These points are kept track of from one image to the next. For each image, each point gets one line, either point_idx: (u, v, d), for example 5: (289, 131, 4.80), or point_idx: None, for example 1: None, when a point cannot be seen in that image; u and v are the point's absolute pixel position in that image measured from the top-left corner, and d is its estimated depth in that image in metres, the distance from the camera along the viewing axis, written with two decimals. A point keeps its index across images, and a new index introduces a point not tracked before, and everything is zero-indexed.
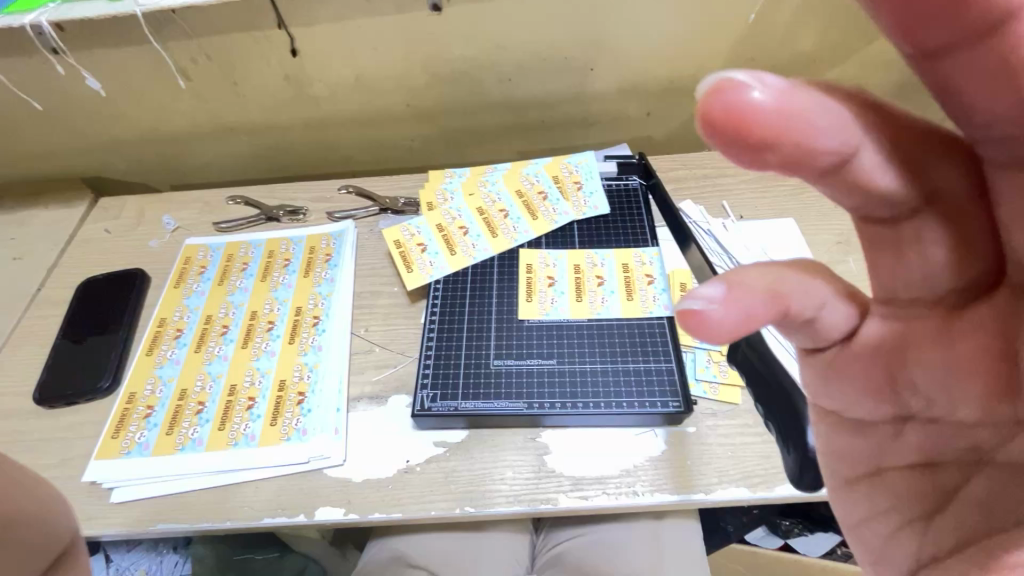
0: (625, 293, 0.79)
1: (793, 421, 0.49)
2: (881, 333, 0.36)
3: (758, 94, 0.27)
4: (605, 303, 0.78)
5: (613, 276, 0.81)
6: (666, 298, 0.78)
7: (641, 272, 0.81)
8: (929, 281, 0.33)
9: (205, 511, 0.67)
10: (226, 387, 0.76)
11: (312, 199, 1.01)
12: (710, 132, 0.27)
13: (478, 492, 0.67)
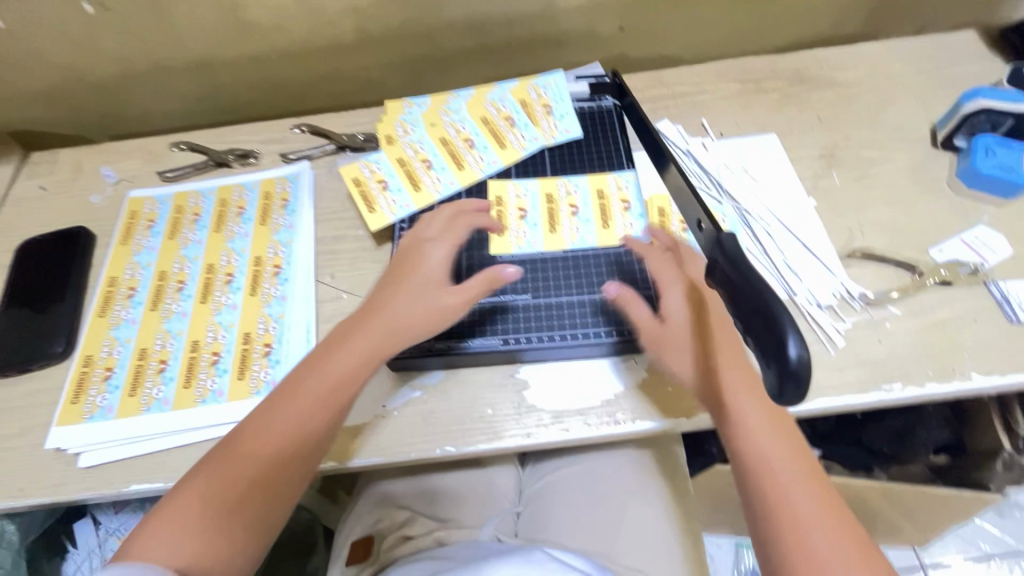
0: (601, 222, 0.75)
1: (768, 333, 0.45)
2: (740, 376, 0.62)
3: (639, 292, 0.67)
4: (580, 233, 0.75)
5: (588, 204, 0.77)
6: (644, 223, 0.75)
7: (617, 198, 0.77)
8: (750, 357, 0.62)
9: (179, 468, 0.65)
10: (188, 344, 0.73)
11: (263, 140, 0.93)
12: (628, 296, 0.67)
13: (457, 431, 0.66)
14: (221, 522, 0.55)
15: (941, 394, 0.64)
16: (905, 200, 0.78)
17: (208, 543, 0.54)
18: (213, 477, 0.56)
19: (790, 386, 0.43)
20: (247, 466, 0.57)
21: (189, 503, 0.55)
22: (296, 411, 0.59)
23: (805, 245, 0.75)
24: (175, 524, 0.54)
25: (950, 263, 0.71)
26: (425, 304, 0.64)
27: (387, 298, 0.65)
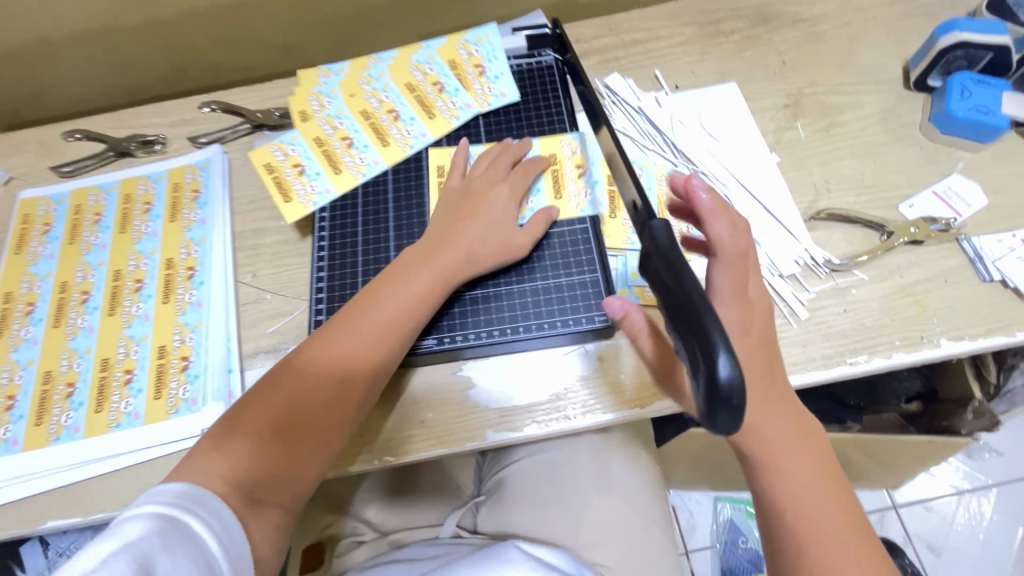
0: (553, 192, 0.68)
1: (701, 340, 0.33)
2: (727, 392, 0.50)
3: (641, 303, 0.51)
4: (529, 206, 0.68)
5: (539, 172, 0.70)
6: (598, 193, 0.69)
7: (570, 164, 0.70)
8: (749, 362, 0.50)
9: (97, 501, 0.60)
10: (97, 363, 0.66)
11: (169, 122, 0.83)
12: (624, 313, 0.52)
13: (394, 439, 0.61)
14: (276, 448, 0.54)
15: (908, 364, 0.60)
16: (874, 151, 0.72)
17: (271, 468, 0.54)
18: (272, 406, 0.55)
19: (726, 415, 0.33)
20: (303, 386, 0.56)
21: (252, 424, 0.55)
22: (343, 340, 0.57)
23: (767, 208, 0.69)
24: (232, 446, 0.54)
25: (920, 220, 0.66)
26: (498, 237, 0.63)
27: (456, 226, 0.63)
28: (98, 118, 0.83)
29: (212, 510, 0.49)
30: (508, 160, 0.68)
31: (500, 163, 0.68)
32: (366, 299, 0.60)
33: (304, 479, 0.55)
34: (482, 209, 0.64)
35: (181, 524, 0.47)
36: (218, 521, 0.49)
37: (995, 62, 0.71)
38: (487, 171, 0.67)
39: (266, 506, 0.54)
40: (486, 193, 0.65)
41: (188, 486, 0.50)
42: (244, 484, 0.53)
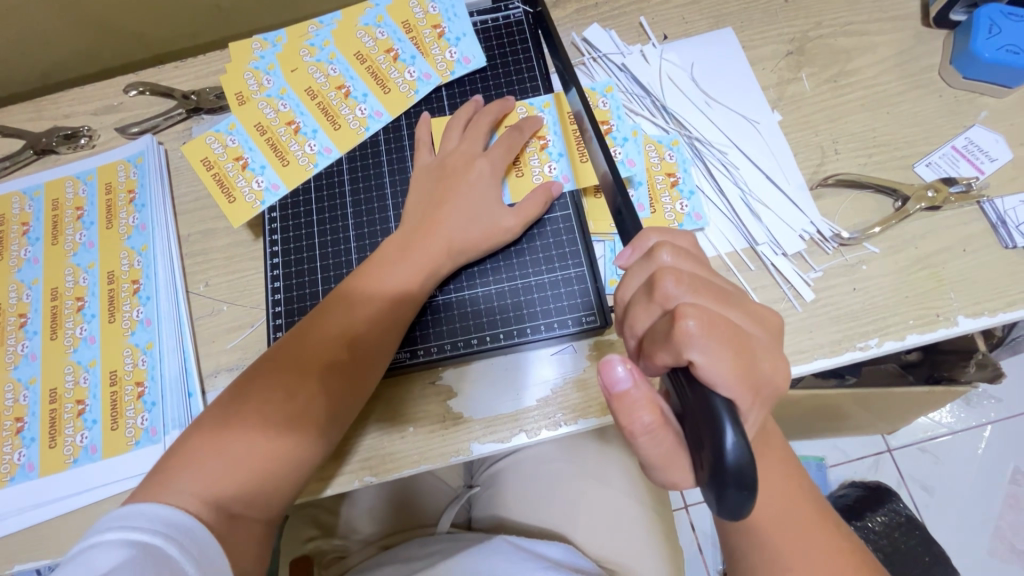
0: (577, 154, 0.61)
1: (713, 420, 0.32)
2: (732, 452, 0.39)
3: (635, 377, 0.37)
4: (556, 171, 0.61)
5: (559, 133, 0.62)
6: (630, 151, 0.62)
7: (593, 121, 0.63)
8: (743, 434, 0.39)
9: (62, 543, 0.56)
10: (45, 393, 0.60)
11: (92, 110, 0.73)
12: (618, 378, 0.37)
13: (371, 460, 0.56)
14: (262, 453, 0.48)
15: (922, 345, 0.56)
16: (888, 103, 0.64)
17: (255, 477, 0.48)
18: (256, 408, 0.49)
19: (734, 488, 0.31)
20: (291, 378, 0.51)
21: (239, 429, 0.49)
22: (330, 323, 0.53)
23: (768, 177, 0.62)
24: (213, 453, 0.47)
25: (939, 182, 0.59)
26: (480, 224, 0.57)
27: (435, 214, 0.57)
28: (9, 110, 0.73)
29: (188, 535, 0.43)
30: (488, 127, 0.61)
31: (476, 131, 0.60)
32: (342, 294, 0.55)
33: (290, 485, 0.50)
34: (461, 188, 0.58)
35: (154, 552, 0.41)
36: (194, 546, 0.43)
37: None
38: (465, 144, 0.60)
39: (246, 518, 0.47)
40: (465, 172, 0.59)
41: (161, 506, 0.44)
42: (225, 498, 0.46)
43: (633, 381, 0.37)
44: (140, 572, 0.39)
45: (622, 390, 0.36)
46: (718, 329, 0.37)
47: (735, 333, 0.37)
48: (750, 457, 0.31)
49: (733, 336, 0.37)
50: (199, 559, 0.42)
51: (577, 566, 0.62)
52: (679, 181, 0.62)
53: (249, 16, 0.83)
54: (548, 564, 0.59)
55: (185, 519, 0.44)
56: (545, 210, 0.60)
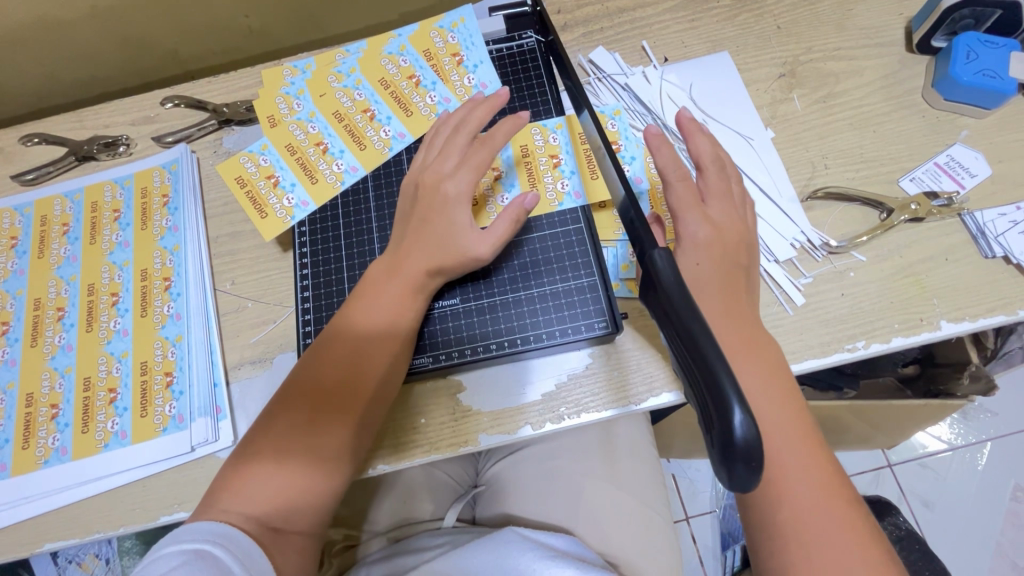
0: (588, 172, 0.65)
1: (712, 398, 0.33)
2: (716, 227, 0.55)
3: None
4: (568, 187, 0.65)
5: (571, 153, 0.66)
6: (637, 168, 0.66)
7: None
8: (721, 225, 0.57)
9: (94, 523, 0.59)
10: (80, 382, 0.64)
11: (131, 120, 0.78)
12: None
13: (389, 447, 0.60)
14: (297, 475, 0.52)
15: (907, 348, 0.59)
16: (874, 123, 0.68)
17: (294, 494, 0.52)
18: (277, 437, 0.53)
19: (743, 468, 0.32)
20: (301, 416, 0.54)
21: (273, 454, 0.53)
22: (336, 361, 0.56)
23: (762, 190, 0.66)
24: (246, 484, 0.52)
25: (921, 195, 0.63)
26: None
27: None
28: (53, 119, 0.78)
29: (233, 540, 0.48)
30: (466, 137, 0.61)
31: (455, 148, 0.60)
32: (346, 325, 0.57)
33: (321, 495, 0.53)
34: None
35: (204, 555, 0.46)
36: (239, 548, 0.48)
37: (1004, 19, 0.66)
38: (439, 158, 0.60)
39: (286, 531, 0.52)
40: (435, 201, 0.59)
41: (206, 522, 0.49)
42: (265, 515, 0.51)
43: None
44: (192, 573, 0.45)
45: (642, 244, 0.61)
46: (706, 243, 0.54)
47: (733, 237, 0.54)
48: (758, 435, 0.32)
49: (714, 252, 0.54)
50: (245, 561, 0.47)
51: (582, 557, 0.64)
52: None
53: (277, 37, 0.89)
54: (554, 554, 0.62)
55: (227, 528, 0.48)
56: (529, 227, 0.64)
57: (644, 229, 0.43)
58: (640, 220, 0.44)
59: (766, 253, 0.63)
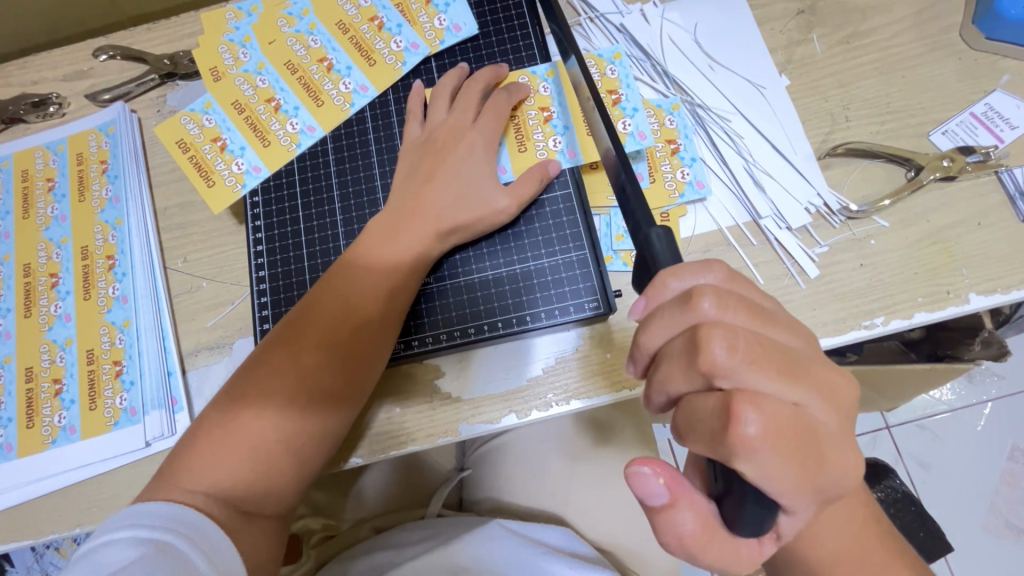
0: (583, 125, 0.57)
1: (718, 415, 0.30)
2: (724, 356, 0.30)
3: (686, 520, 0.32)
4: (561, 145, 0.57)
5: (566, 105, 0.58)
6: (642, 123, 0.57)
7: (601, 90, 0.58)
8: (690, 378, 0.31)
9: (45, 525, 0.55)
10: (20, 372, 0.59)
11: (61, 75, 0.69)
12: (660, 496, 0.31)
13: (360, 442, 0.54)
14: (272, 453, 0.47)
15: (930, 324, 0.53)
16: (904, 67, 0.60)
17: (263, 471, 0.46)
18: (240, 424, 0.47)
19: (754, 500, 0.30)
20: (287, 376, 0.48)
21: (241, 422, 0.47)
22: (326, 316, 0.50)
23: (774, 146, 0.59)
24: (203, 475, 0.45)
25: (955, 150, 0.56)
26: (473, 200, 0.54)
27: (420, 189, 0.54)
28: None
29: (206, 538, 0.42)
30: (479, 96, 0.57)
31: (465, 100, 0.57)
32: (332, 277, 0.52)
33: (285, 497, 0.48)
34: (450, 164, 0.55)
35: (165, 549, 0.40)
36: (212, 549, 0.41)
37: None
38: (453, 117, 0.56)
39: (256, 529, 0.46)
40: (450, 144, 0.55)
41: (175, 509, 0.42)
42: (237, 498, 0.45)
43: (669, 499, 0.31)
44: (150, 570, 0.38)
45: (661, 502, 0.31)
46: (786, 436, 0.29)
47: (779, 350, 0.31)
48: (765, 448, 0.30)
49: (801, 434, 0.30)
50: (211, 555, 0.41)
51: (575, 552, 0.62)
52: (680, 148, 0.58)
53: None
54: (546, 550, 0.61)
55: (193, 515, 0.42)
56: (540, 189, 0.56)
57: (636, 198, 0.38)
58: (633, 189, 0.39)
59: (779, 221, 0.57)
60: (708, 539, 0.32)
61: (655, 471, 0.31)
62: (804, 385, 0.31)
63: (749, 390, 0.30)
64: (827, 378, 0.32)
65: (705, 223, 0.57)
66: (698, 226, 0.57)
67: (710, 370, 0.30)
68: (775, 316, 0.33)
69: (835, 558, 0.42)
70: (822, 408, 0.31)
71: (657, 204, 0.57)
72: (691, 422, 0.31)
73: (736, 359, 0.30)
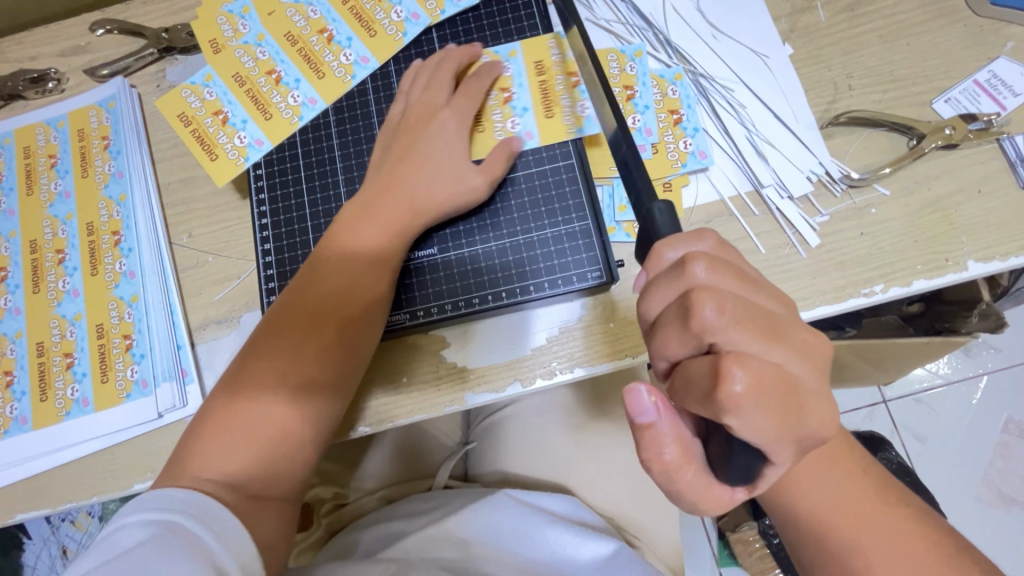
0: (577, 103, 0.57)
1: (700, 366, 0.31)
2: (716, 317, 0.31)
3: (667, 453, 0.33)
4: (556, 117, 0.57)
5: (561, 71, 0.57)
6: (649, 118, 0.58)
7: (617, 84, 0.58)
8: (686, 343, 0.32)
9: (64, 494, 0.56)
10: (32, 346, 0.59)
11: (59, 50, 0.68)
12: (650, 416, 0.33)
13: (369, 409, 0.56)
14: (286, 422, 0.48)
15: (929, 292, 0.54)
16: (908, 34, 0.59)
17: (276, 438, 0.47)
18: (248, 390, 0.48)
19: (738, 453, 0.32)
20: (285, 343, 0.50)
21: (252, 387, 0.49)
22: (329, 289, 0.52)
23: (776, 115, 0.59)
24: None
25: (957, 118, 0.56)
26: (480, 170, 0.54)
27: (427, 159, 0.54)
28: None
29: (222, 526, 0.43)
30: (479, 65, 0.57)
31: (468, 69, 0.56)
32: (338, 248, 0.53)
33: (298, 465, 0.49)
34: (455, 134, 0.55)
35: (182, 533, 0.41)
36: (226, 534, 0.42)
37: None
38: (457, 85, 0.56)
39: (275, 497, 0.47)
40: (458, 114, 0.55)
41: (193, 498, 0.43)
42: (257, 464, 0.46)
43: (660, 432, 0.33)
44: (161, 550, 0.39)
45: (647, 421, 0.33)
46: (768, 391, 0.30)
47: (761, 312, 0.32)
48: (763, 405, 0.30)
49: (784, 389, 0.31)
50: (229, 536, 0.42)
51: (580, 519, 0.65)
52: (682, 118, 0.58)
53: None
54: (552, 519, 0.63)
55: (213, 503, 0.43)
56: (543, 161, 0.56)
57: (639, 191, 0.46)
58: (634, 160, 0.39)
59: (781, 191, 0.57)
60: (684, 463, 0.33)
61: (651, 390, 0.33)
62: (785, 347, 0.32)
63: (746, 356, 0.31)
64: (809, 341, 0.33)
65: (701, 194, 0.57)
66: (700, 194, 0.57)
67: (702, 328, 0.31)
68: (759, 283, 0.35)
69: (824, 518, 0.43)
70: (802, 368, 0.32)
71: (659, 173, 0.57)
72: (685, 388, 0.32)
73: (724, 313, 0.31)
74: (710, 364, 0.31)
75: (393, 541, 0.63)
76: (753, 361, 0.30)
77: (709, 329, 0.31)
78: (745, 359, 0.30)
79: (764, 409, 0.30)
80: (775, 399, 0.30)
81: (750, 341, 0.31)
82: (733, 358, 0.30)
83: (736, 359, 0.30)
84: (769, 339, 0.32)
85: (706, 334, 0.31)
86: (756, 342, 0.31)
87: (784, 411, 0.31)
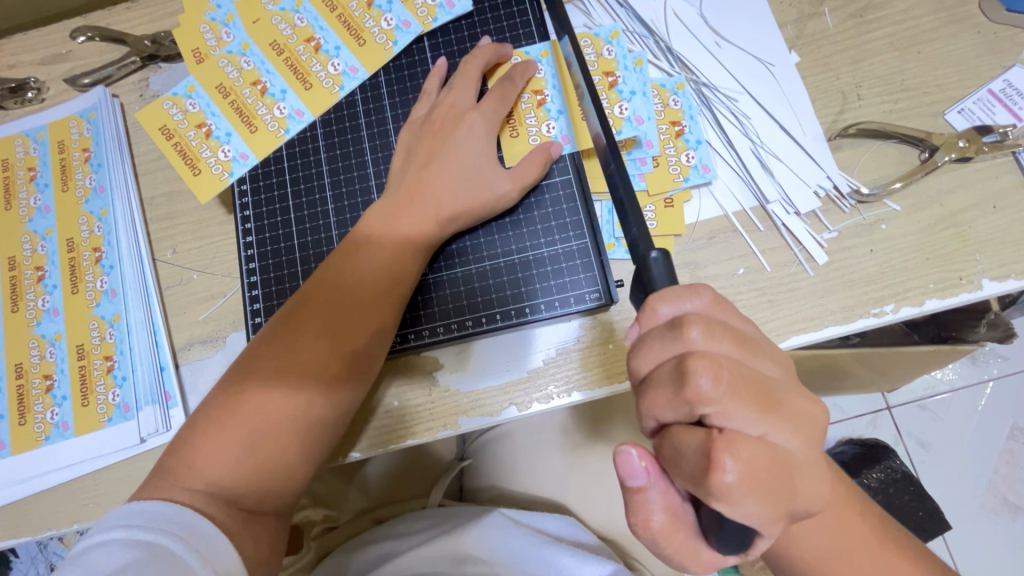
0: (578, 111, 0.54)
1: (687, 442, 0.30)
2: (709, 390, 0.30)
3: (655, 517, 0.33)
4: (555, 130, 0.55)
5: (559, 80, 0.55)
6: (638, 106, 0.55)
7: (596, 72, 0.56)
8: (675, 413, 0.31)
9: (43, 522, 0.54)
10: (11, 368, 0.57)
11: (38, 59, 0.66)
12: (639, 479, 0.33)
13: (359, 435, 0.53)
14: (268, 454, 0.45)
15: (942, 311, 0.52)
16: (919, 41, 0.57)
17: (258, 470, 0.45)
18: (227, 420, 0.45)
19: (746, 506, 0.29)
20: (271, 371, 0.47)
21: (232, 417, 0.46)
22: (318, 313, 0.48)
23: (782, 127, 0.57)
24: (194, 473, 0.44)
25: (972, 130, 0.54)
26: (473, 186, 0.51)
27: (419, 176, 0.52)
28: None
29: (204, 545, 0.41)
30: (479, 73, 0.54)
31: (466, 78, 0.54)
32: (326, 270, 0.50)
33: (282, 498, 0.47)
34: (447, 148, 0.52)
35: (158, 551, 0.39)
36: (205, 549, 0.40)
37: None
38: (452, 96, 0.54)
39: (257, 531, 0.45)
40: (451, 128, 0.53)
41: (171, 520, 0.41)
42: (237, 495, 0.44)
43: (648, 495, 0.34)
44: (142, 570, 0.37)
45: (637, 484, 0.34)
46: (758, 472, 0.29)
47: (756, 381, 0.31)
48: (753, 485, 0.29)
49: (774, 469, 0.30)
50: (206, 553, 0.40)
51: (579, 541, 0.63)
52: (684, 130, 0.56)
53: None
54: (548, 540, 0.61)
55: (195, 524, 0.41)
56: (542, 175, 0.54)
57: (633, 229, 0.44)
58: (630, 202, 0.38)
59: (787, 207, 0.55)
60: (672, 530, 0.33)
61: (642, 454, 0.33)
62: (779, 418, 0.31)
63: (736, 433, 0.30)
64: (802, 408, 0.32)
65: (700, 205, 0.55)
66: (702, 208, 0.55)
67: (693, 401, 0.30)
68: (758, 346, 0.33)
69: (828, 550, 0.41)
70: (794, 440, 0.31)
71: (660, 188, 0.55)
72: (673, 460, 0.31)
73: (717, 385, 0.30)
74: (700, 442, 0.29)
75: (386, 565, 0.61)
76: (743, 440, 0.29)
77: (701, 402, 0.30)
78: (735, 439, 0.29)
79: (753, 492, 0.29)
80: (765, 479, 0.29)
81: (742, 416, 0.30)
82: (723, 437, 0.29)
83: (726, 440, 0.29)
84: (761, 413, 0.30)
85: (697, 407, 0.30)
86: (748, 417, 0.30)
87: (775, 490, 0.30)
